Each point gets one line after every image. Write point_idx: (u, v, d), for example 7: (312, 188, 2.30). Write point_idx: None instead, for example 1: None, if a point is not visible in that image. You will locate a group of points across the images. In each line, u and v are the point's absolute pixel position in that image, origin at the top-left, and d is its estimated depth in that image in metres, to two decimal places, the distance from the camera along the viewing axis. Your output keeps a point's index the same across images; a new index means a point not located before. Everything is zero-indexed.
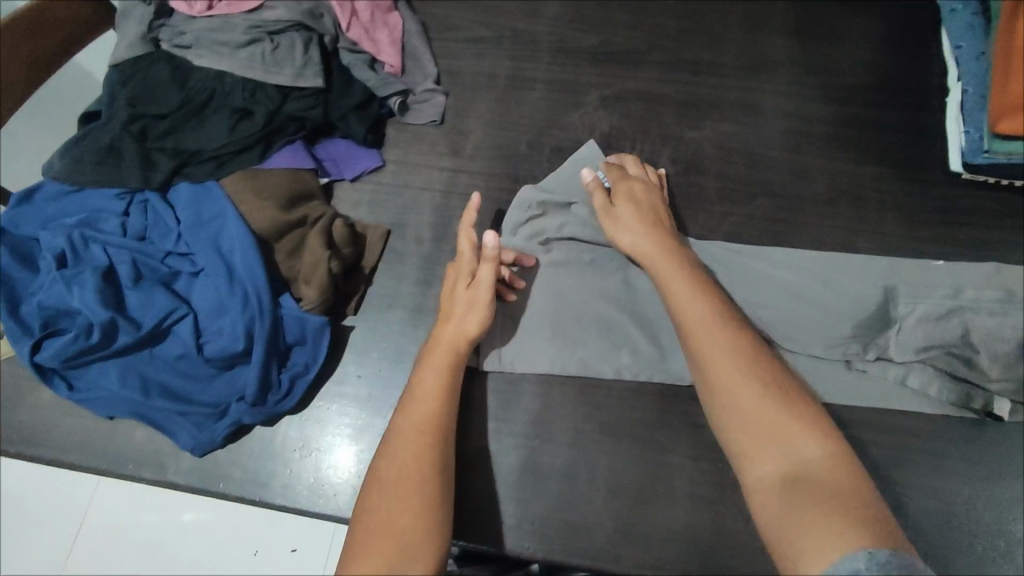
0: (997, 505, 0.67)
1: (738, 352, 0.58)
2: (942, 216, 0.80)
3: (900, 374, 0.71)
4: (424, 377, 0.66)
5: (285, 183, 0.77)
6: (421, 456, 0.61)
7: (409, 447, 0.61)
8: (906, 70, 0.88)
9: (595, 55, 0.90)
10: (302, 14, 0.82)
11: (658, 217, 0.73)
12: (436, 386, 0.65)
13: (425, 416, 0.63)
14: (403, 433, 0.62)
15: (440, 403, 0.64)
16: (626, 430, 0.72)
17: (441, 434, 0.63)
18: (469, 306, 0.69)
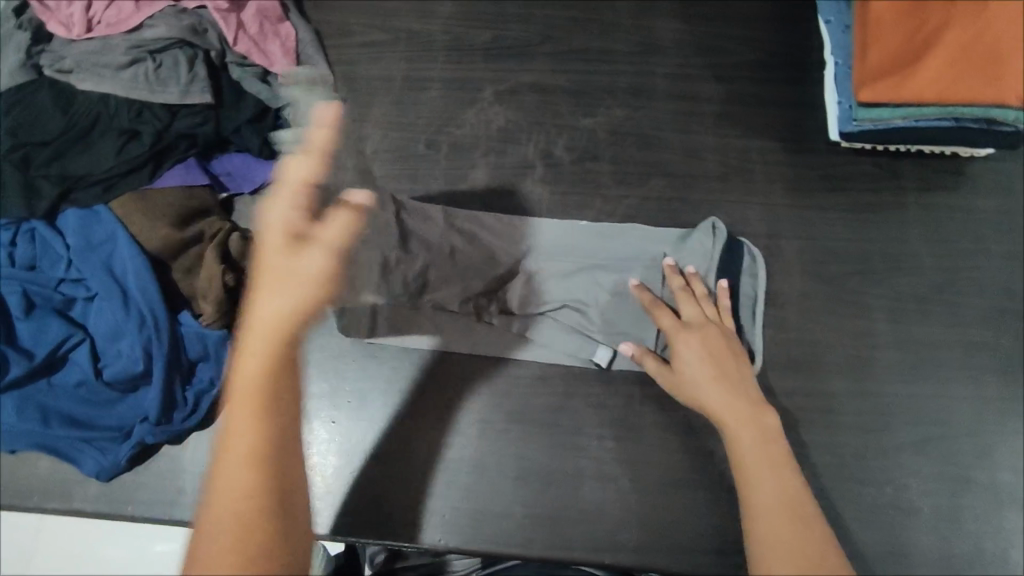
0: (881, 455, 0.70)
1: (741, 414, 0.62)
2: (823, 183, 0.83)
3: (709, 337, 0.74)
4: (248, 353, 0.52)
5: (177, 203, 0.77)
6: (247, 454, 0.50)
7: (249, 444, 0.50)
8: (788, 45, 0.92)
9: (489, 51, 0.91)
10: (182, 31, 0.80)
11: (729, 352, 0.67)
12: (261, 369, 0.51)
13: (250, 396, 0.51)
14: (236, 437, 0.50)
15: (274, 367, 0.52)
16: (533, 416, 0.73)
17: (273, 417, 0.51)
18: (292, 280, 0.53)
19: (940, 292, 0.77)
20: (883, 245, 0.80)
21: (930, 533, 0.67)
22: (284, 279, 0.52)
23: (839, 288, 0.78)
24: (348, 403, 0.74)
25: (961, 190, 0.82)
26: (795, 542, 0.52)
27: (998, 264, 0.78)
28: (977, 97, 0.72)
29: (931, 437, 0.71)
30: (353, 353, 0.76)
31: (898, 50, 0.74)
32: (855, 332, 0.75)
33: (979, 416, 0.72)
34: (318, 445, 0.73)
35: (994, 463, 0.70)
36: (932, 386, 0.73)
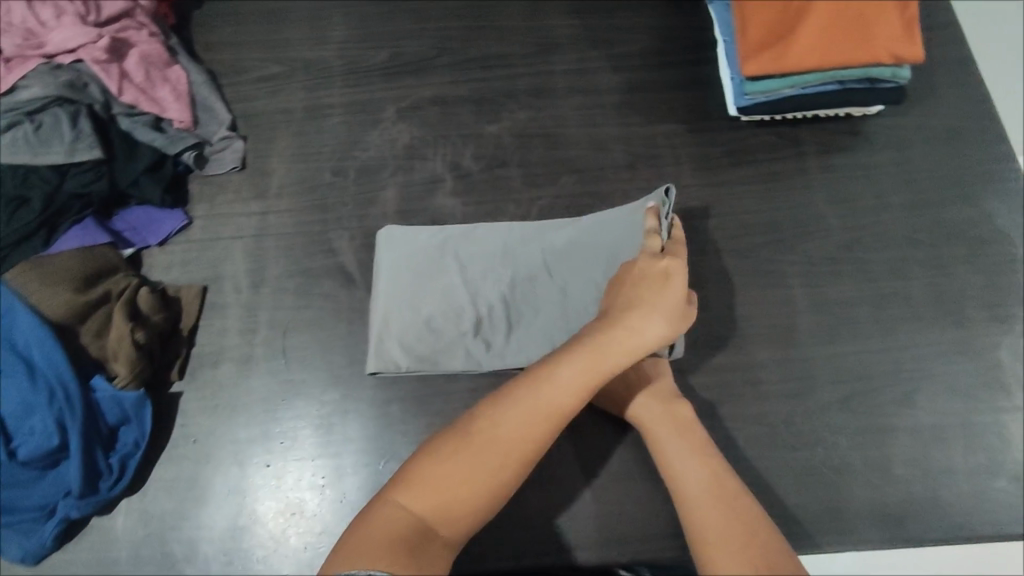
0: (811, 417, 0.72)
1: (665, 409, 0.64)
2: (728, 158, 0.85)
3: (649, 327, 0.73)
4: (581, 359, 0.55)
5: (77, 265, 0.74)
6: (558, 413, 0.53)
7: (558, 406, 0.53)
8: (682, 28, 0.93)
9: (387, 70, 0.91)
10: (59, 88, 0.77)
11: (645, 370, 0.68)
12: (588, 375, 0.54)
13: (557, 404, 0.53)
14: (553, 387, 0.53)
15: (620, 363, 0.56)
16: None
17: (550, 431, 0.53)
18: (675, 310, 0.61)
19: (848, 251, 0.79)
20: (790, 212, 0.81)
21: (866, 487, 0.69)
22: (653, 308, 0.60)
23: (753, 259, 0.79)
24: (280, 444, 0.73)
25: (857, 149, 0.84)
26: (724, 521, 0.52)
27: (900, 215, 0.81)
28: (853, 58, 0.73)
29: (857, 392, 0.73)
30: (280, 393, 0.75)
31: (774, 22, 0.76)
32: (774, 301, 0.77)
33: (899, 365, 0.74)
34: (256, 492, 0.71)
35: (918, 409, 0.72)
36: (852, 342, 0.75)
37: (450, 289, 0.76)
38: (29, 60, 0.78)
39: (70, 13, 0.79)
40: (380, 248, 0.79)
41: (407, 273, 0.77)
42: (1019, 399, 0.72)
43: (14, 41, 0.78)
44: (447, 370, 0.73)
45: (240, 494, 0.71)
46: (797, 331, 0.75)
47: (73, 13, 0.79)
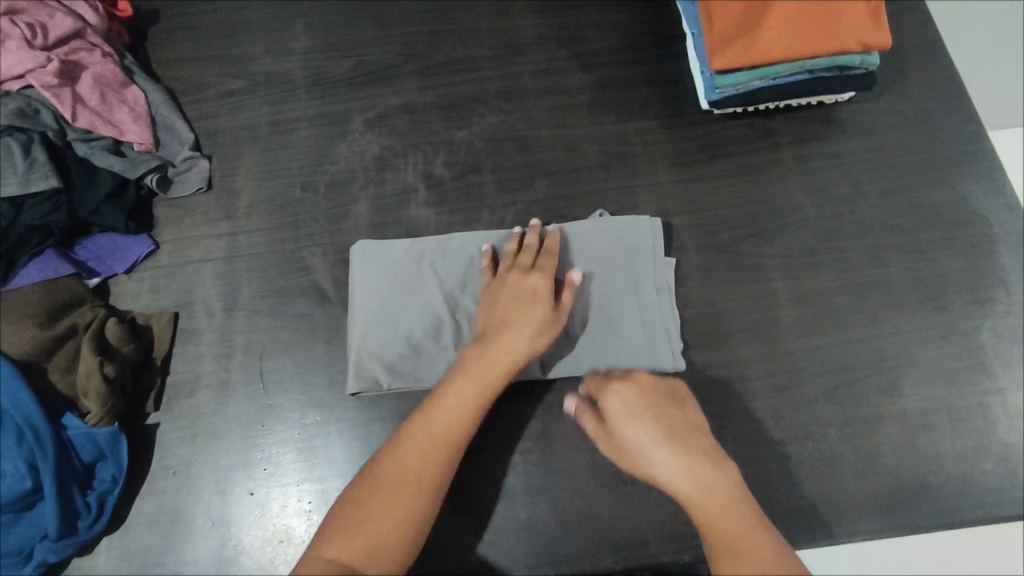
0: (798, 410, 0.71)
1: (676, 449, 0.58)
2: (703, 153, 0.84)
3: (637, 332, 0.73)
4: (466, 380, 0.62)
5: (40, 299, 0.72)
6: (448, 435, 0.59)
7: (437, 430, 0.59)
8: (650, 22, 0.92)
9: (352, 79, 0.89)
10: (8, 116, 0.73)
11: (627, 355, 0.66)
12: (473, 393, 0.61)
13: (441, 428, 0.59)
14: (439, 413, 0.60)
15: (496, 380, 0.62)
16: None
17: (447, 454, 0.58)
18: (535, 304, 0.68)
19: (826, 241, 0.79)
20: (767, 204, 0.81)
21: (856, 477, 0.69)
22: (515, 305, 0.67)
23: (732, 254, 0.79)
24: (264, 471, 0.71)
25: (831, 138, 0.84)
26: (763, 571, 0.51)
27: (876, 202, 0.81)
28: (821, 47, 0.72)
29: (842, 382, 0.73)
30: (260, 418, 0.73)
31: (740, 14, 0.74)
32: (755, 295, 0.76)
33: (883, 353, 0.74)
34: (242, 521, 0.70)
35: (903, 396, 0.72)
36: (835, 332, 0.75)
37: (428, 301, 0.74)
38: None
39: (14, 38, 0.75)
40: (355, 265, 0.77)
41: (382, 287, 0.75)
42: (1001, 380, 0.73)
43: None
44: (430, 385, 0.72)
45: (227, 525, 0.70)
46: (780, 325, 0.75)
47: (18, 37, 0.75)
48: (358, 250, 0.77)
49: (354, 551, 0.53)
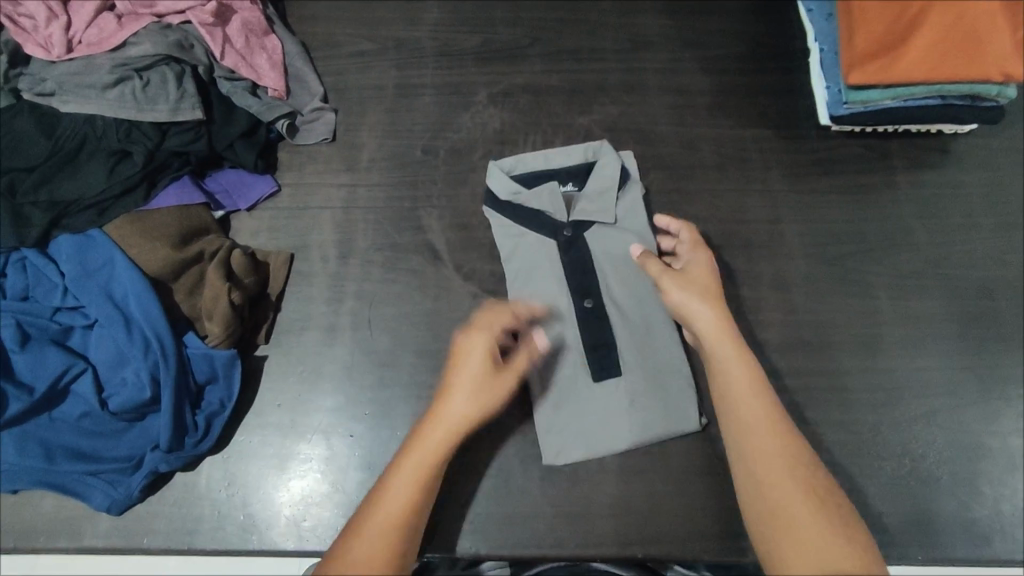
0: (896, 428, 0.72)
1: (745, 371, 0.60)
2: (817, 167, 0.85)
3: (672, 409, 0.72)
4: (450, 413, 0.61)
5: (174, 222, 0.75)
6: (380, 555, 0.54)
7: (419, 468, 0.59)
8: (775, 34, 0.93)
9: (479, 55, 0.92)
10: (169, 46, 0.77)
11: (713, 269, 0.68)
12: (418, 473, 0.58)
13: (421, 468, 0.59)
14: (420, 449, 0.59)
15: (420, 485, 0.58)
16: (553, 411, 0.72)
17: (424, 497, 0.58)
18: (492, 390, 0.63)
19: (937, 266, 0.79)
20: (879, 223, 0.82)
21: (949, 500, 0.69)
22: (476, 388, 0.62)
23: (842, 268, 0.79)
24: (365, 416, 0.73)
25: (948, 167, 0.84)
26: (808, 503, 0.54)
27: (989, 235, 0.81)
28: (964, 73, 0.73)
29: (941, 406, 0.73)
30: (366, 364, 0.75)
31: (884, 32, 0.75)
32: (862, 311, 0.77)
33: (986, 383, 0.74)
34: (345, 462, 0.71)
35: (1003, 428, 0.72)
36: (938, 358, 0.75)
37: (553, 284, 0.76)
38: (141, 18, 0.78)
39: None
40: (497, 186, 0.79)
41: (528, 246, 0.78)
42: None
43: None
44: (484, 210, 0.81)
45: (334, 465, 0.71)
46: (882, 343, 0.75)
47: None
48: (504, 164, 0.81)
49: None
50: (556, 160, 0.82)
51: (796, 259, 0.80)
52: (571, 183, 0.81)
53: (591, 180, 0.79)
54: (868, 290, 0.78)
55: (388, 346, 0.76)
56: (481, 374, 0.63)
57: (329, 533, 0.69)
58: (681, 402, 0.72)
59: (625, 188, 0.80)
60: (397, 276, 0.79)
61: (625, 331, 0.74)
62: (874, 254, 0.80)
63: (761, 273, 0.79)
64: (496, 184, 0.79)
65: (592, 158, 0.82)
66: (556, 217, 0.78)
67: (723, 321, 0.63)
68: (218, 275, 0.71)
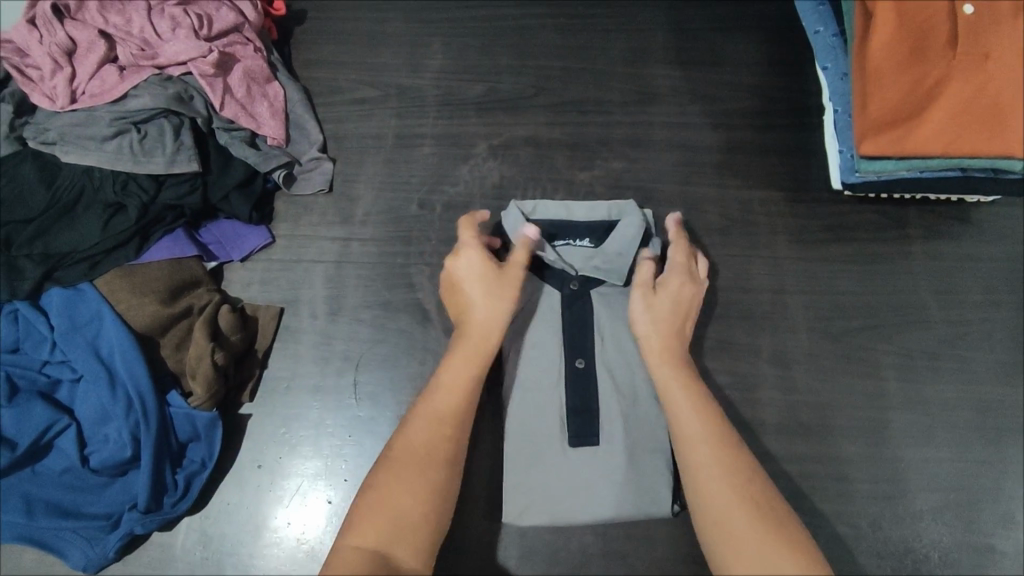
0: (898, 523, 0.68)
1: (686, 387, 0.63)
2: (827, 234, 0.81)
3: (637, 493, 0.69)
4: (459, 356, 0.64)
5: (164, 276, 0.75)
6: (437, 445, 0.60)
7: (439, 407, 0.62)
8: (789, 89, 0.89)
9: (481, 105, 0.90)
10: (167, 99, 0.77)
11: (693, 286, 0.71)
12: (465, 373, 0.63)
13: (445, 407, 0.62)
14: (438, 389, 0.63)
15: (448, 418, 0.62)
16: (521, 470, 0.70)
17: (457, 426, 0.62)
18: (502, 286, 0.67)
19: (952, 346, 0.75)
20: (891, 297, 0.77)
21: None
22: (490, 287, 0.67)
23: (847, 345, 0.75)
24: (344, 481, 0.72)
25: (968, 239, 0.79)
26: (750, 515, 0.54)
27: (1009, 315, 0.76)
28: (982, 150, 0.69)
29: (950, 502, 0.68)
30: (348, 427, 0.74)
31: (900, 100, 0.71)
32: (868, 393, 0.73)
33: (1000, 478, 0.69)
34: (320, 529, 0.71)
35: (1018, 529, 0.67)
36: (948, 449, 0.70)
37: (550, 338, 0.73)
38: (143, 70, 0.78)
39: (183, 27, 0.80)
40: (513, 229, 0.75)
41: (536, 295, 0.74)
42: None
43: (129, 49, 0.78)
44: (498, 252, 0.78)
45: (311, 530, 0.70)
46: (888, 429, 0.71)
47: (187, 27, 0.79)
48: (522, 203, 0.78)
49: (371, 532, 0.55)
50: (578, 213, 0.78)
51: (800, 334, 0.76)
52: (589, 239, 0.77)
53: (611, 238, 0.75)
54: (875, 370, 0.74)
55: (372, 409, 0.74)
56: (484, 291, 0.67)
57: None
58: (647, 483, 0.70)
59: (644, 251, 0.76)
60: (385, 336, 0.77)
61: (612, 396, 0.71)
62: (883, 332, 0.76)
63: (761, 347, 0.75)
64: (511, 225, 0.75)
65: (616, 218, 0.78)
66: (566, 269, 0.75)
67: (665, 339, 0.66)
68: (202, 338, 0.71)
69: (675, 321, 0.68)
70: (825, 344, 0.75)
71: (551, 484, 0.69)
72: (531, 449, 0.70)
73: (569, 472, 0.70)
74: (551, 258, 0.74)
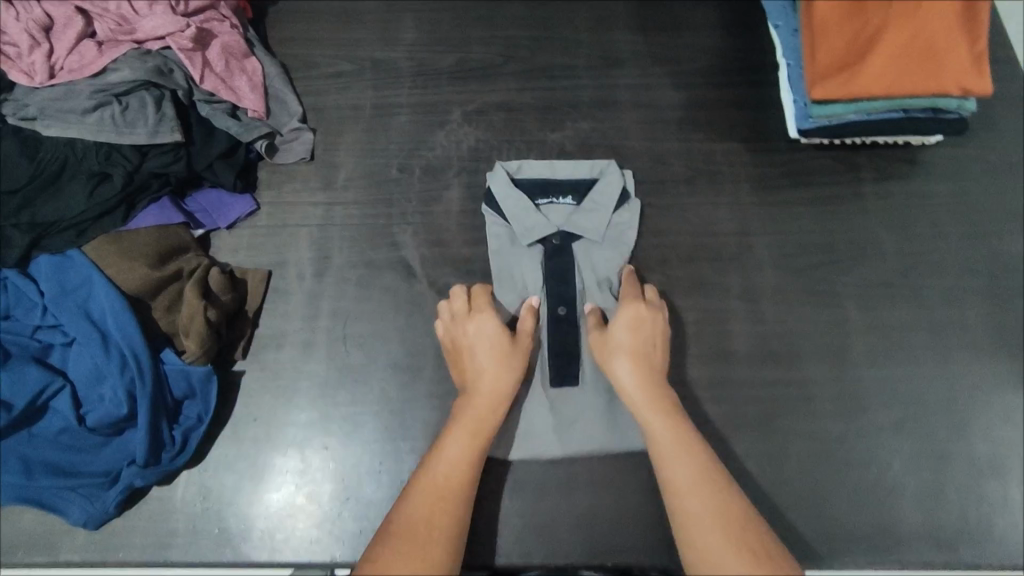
0: (863, 436, 0.73)
1: (672, 429, 0.64)
2: (787, 179, 0.86)
3: (611, 430, 0.74)
4: (463, 424, 0.66)
5: (152, 241, 0.76)
6: (437, 520, 0.59)
7: (439, 478, 0.62)
8: (745, 49, 0.94)
9: (453, 74, 0.94)
10: (147, 72, 0.79)
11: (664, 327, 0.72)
12: (468, 448, 0.65)
13: (447, 481, 0.62)
14: (440, 461, 0.63)
15: (450, 492, 0.61)
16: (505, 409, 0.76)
17: (458, 500, 0.61)
18: (512, 356, 0.70)
19: (905, 276, 0.80)
20: (847, 233, 0.83)
21: (915, 509, 0.70)
22: (504, 357, 0.70)
23: (809, 279, 0.80)
24: (339, 428, 0.74)
25: (916, 178, 0.85)
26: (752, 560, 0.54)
27: (957, 244, 0.82)
28: (922, 88, 0.74)
29: (909, 416, 0.74)
30: (340, 378, 0.76)
31: (844, 49, 0.76)
32: (830, 320, 0.78)
33: (954, 391, 0.75)
34: (316, 474, 0.73)
35: (971, 436, 0.73)
36: (906, 367, 0.76)
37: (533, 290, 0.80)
38: (121, 45, 0.80)
39: (161, 2, 0.82)
40: (502, 188, 0.82)
41: (523, 251, 0.81)
42: None
43: (107, 25, 0.81)
44: (483, 209, 0.83)
45: (307, 476, 0.73)
46: (850, 353, 0.76)
47: (164, 2, 0.82)
48: (510, 164, 0.84)
49: None
50: (560, 174, 0.84)
51: (765, 271, 0.81)
52: (571, 196, 0.84)
53: (590, 196, 0.82)
54: (836, 300, 0.79)
55: (362, 360, 0.77)
56: (494, 359, 0.70)
57: (302, 545, 0.70)
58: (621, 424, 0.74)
59: (620, 210, 0.82)
60: (371, 291, 0.80)
61: (589, 344, 0.77)
62: (841, 265, 0.81)
63: (730, 285, 0.80)
64: (497, 185, 0.82)
65: (598, 175, 0.84)
66: (548, 225, 0.81)
67: (642, 379, 0.68)
68: (194, 293, 0.73)
69: (652, 359, 0.70)
70: (789, 279, 0.80)
71: (531, 421, 0.75)
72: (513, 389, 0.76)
73: (550, 408, 0.75)
74: (534, 215, 0.81)
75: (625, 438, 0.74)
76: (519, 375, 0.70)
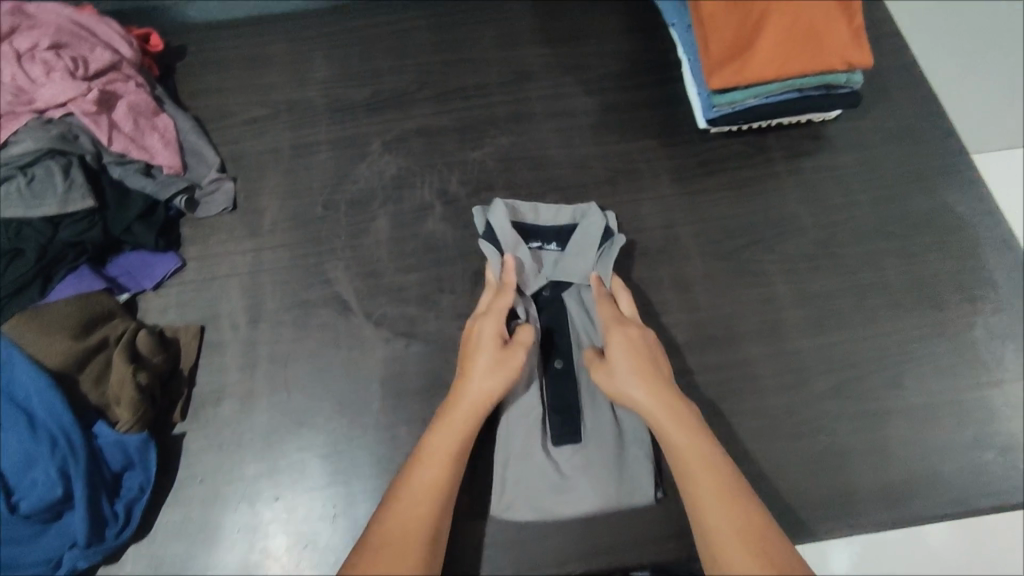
0: (806, 405, 0.75)
1: (688, 440, 0.60)
2: (703, 168, 0.89)
3: (618, 485, 0.72)
4: (451, 422, 0.63)
5: (74, 311, 0.74)
6: (423, 521, 0.57)
7: (426, 477, 0.60)
8: (648, 50, 0.97)
9: (369, 106, 0.94)
10: (51, 140, 0.78)
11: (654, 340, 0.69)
12: (453, 444, 0.62)
13: (433, 478, 0.60)
14: (428, 460, 0.61)
15: (436, 489, 0.59)
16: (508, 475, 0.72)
17: (442, 497, 0.59)
18: (506, 356, 0.66)
19: (824, 247, 0.83)
20: (766, 212, 0.86)
21: (863, 468, 0.72)
22: (496, 354, 0.66)
23: (736, 261, 0.82)
24: (289, 477, 0.73)
25: (823, 153, 0.89)
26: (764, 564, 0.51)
27: (868, 209, 0.85)
28: (810, 65, 0.79)
29: (846, 379, 0.76)
30: (285, 424, 0.75)
31: (734, 39, 0.80)
32: (760, 298, 0.80)
33: (884, 350, 0.77)
34: (270, 527, 0.71)
35: (905, 391, 0.76)
36: (838, 333, 0.78)
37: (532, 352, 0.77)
38: (21, 115, 0.79)
39: (58, 70, 0.80)
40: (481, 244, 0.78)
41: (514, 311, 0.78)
42: (997, 373, 0.77)
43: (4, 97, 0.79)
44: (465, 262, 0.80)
45: (260, 532, 0.71)
46: (784, 327, 0.79)
47: (63, 69, 0.80)
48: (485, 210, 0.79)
49: None
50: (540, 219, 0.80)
51: (694, 259, 0.83)
52: (555, 242, 0.80)
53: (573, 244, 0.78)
54: (764, 278, 0.81)
55: (308, 401, 0.76)
56: (490, 353, 0.66)
57: None
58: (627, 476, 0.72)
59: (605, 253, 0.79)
60: (308, 332, 0.79)
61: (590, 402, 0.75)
62: (764, 243, 0.84)
63: (661, 277, 0.82)
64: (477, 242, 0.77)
65: (579, 217, 0.80)
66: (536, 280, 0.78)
67: (651, 390, 0.63)
68: (122, 358, 0.71)
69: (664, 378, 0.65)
70: (717, 264, 0.82)
71: (536, 484, 0.72)
72: (515, 453, 0.72)
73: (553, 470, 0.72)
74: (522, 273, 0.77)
75: (632, 492, 0.72)
76: (517, 371, 0.65)
